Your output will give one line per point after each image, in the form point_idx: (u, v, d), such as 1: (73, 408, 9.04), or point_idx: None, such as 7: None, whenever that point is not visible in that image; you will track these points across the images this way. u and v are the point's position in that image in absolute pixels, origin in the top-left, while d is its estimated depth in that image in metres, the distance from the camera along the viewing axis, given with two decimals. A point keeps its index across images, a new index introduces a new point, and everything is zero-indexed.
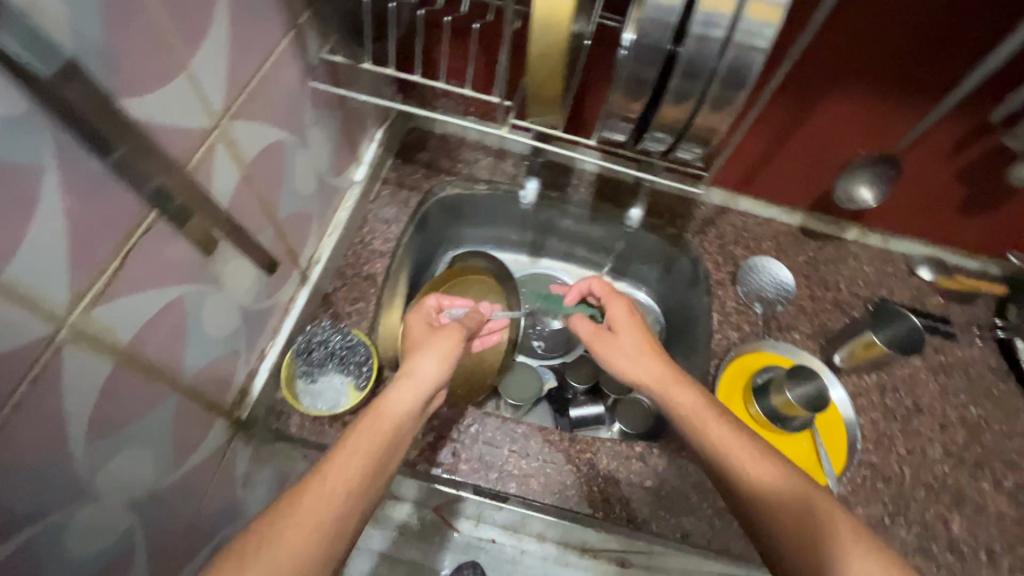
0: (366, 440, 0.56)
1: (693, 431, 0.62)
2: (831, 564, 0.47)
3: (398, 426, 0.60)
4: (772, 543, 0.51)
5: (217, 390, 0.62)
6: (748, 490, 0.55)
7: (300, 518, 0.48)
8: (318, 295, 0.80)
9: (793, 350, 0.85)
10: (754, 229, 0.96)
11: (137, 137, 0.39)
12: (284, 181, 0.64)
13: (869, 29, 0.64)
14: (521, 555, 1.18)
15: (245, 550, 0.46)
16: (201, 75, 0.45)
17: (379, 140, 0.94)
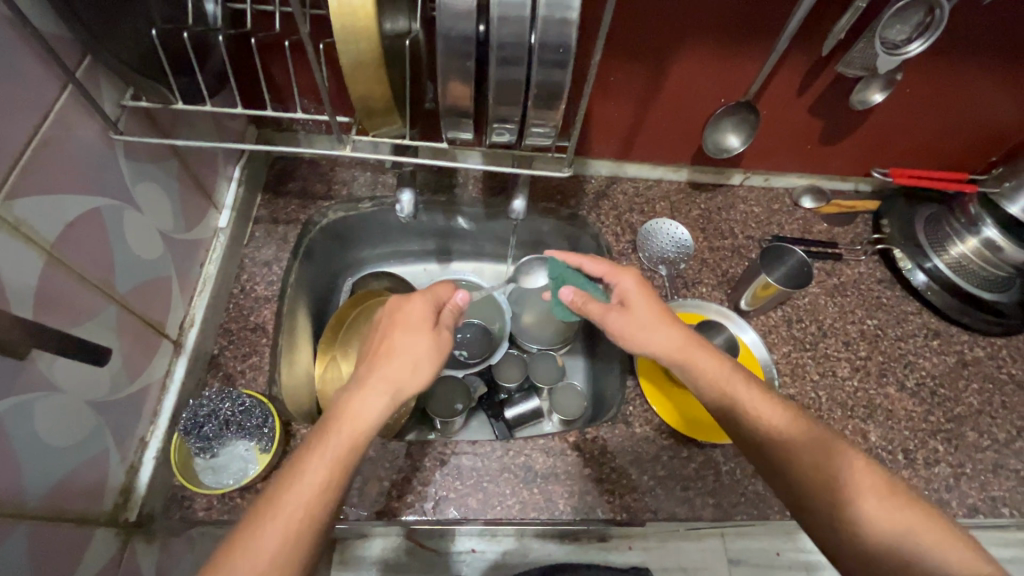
0: (319, 466, 0.51)
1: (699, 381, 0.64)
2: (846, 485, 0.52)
3: (359, 442, 0.53)
4: (788, 476, 0.55)
5: (85, 499, 0.55)
6: (767, 432, 0.57)
7: (284, 512, 0.48)
8: (203, 359, 0.73)
9: (700, 304, 0.85)
10: (645, 192, 0.97)
11: None
12: (116, 251, 0.56)
13: None
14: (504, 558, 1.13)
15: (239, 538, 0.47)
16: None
17: (239, 178, 0.86)
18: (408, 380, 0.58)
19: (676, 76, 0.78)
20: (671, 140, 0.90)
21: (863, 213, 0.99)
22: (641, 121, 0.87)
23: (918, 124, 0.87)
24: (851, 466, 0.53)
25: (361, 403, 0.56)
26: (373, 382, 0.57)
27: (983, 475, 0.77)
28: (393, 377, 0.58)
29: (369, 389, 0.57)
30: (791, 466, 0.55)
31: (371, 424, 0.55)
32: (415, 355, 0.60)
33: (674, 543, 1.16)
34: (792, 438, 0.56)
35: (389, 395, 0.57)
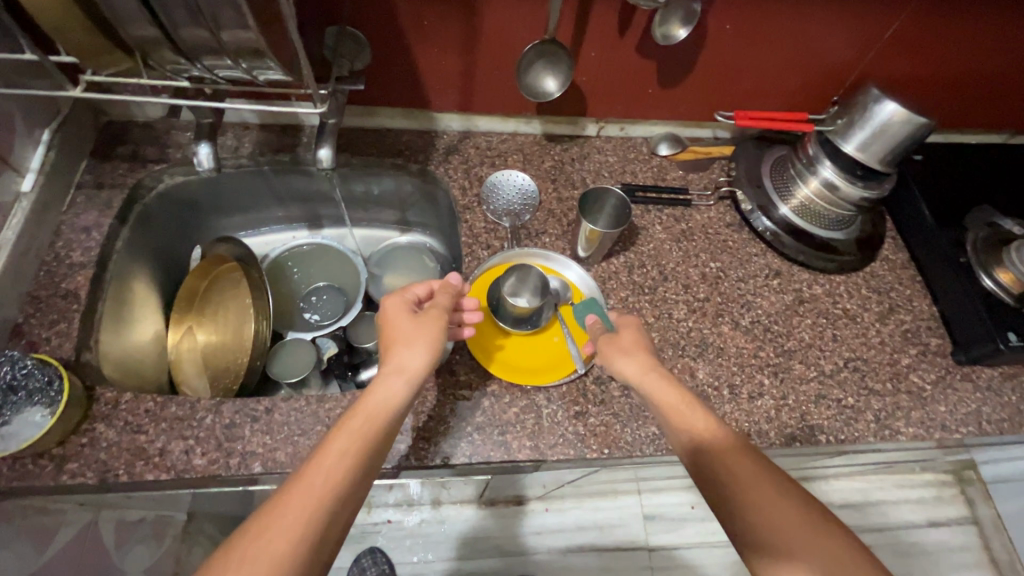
0: (340, 443, 0.54)
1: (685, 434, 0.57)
2: None
3: (382, 424, 0.57)
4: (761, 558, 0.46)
5: None
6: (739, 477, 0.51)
7: (297, 503, 0.48)
8: (3, 328, 0.71)
9: (515, 253, 0.85)
10: (497, 146, 0.96)
11: None
12: None
13: None
14: (420, 527, 1.23)
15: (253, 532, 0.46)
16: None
17: (49, 141, 0.80)
18: (415, 357, 0.64)
19: (492, 16, 0.76)
20: (510, 90, 0.88)
21: (718, 158, 0.99)
22: (473, 68, 0.84)
23: (755, 64, 0.87)
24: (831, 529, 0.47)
25: (389, 389, 0.61)
26: (391, 374, 0.62)
27: (805, 405, 0.78)
28: (405, 361, 0.63)
29: (385, 378, 0.61)
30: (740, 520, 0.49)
31: (396, 406, 0.60)
32: (421, 338, 0.65)
33: (592, 501, 1.29)
34: (756, 493, 0.49)
35: (404, 380, 0.62)
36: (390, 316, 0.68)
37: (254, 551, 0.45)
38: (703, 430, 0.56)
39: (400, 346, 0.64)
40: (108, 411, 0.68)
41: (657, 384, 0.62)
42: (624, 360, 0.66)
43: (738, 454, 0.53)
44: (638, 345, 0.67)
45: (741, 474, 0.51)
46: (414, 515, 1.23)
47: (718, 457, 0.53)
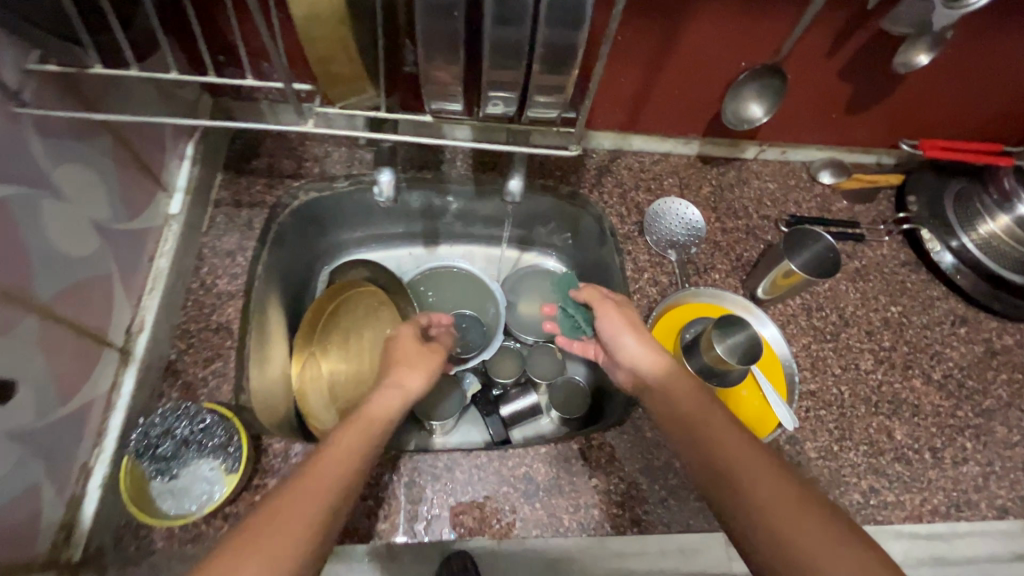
0: (355, 438, 0.50)
1: (679, 422, 0.55)
2: None
3: (376, 432, 0.52)
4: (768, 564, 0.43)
5: (10, 543, 0.46)
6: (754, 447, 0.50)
7: (311, 485, 0.44)
8: (157, 366, 0.64)
9: (717, 294, 0.78)
10: (651, 167, 0.88)
11: None
12: (32, 250, 0.47)
13: None
14: None
15: (272, 510, 0.42)
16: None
17: (191, 156, 0.74)
18: (416, 381, 0.61)
19: (696, 34, 0.68)
20: (682, 110, 0.80)
21: (887, 189, 0.91)
22: (650, 88, 0.77)
23: (957, 91, 0.78)
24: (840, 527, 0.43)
25: (385, 405, 0.56)
26: (386, 391, 0.58)
27: (1013, 473, 0.72)
28: (405, 377, 0.61)
29: (383, 394, 0.57)
30: (740, 491, 0.47)
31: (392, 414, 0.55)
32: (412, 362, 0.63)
33: None
34: (750, 467, 0.48)
35: (399, 398, 0.58)
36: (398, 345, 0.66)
37: (290, 521, 0.41)
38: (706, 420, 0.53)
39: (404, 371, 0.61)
40: (280, 465, 0.62)
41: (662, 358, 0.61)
42: (632, 338, 0.65)
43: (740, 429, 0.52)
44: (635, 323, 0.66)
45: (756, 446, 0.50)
46: None
47: (707, 426, 0.53)
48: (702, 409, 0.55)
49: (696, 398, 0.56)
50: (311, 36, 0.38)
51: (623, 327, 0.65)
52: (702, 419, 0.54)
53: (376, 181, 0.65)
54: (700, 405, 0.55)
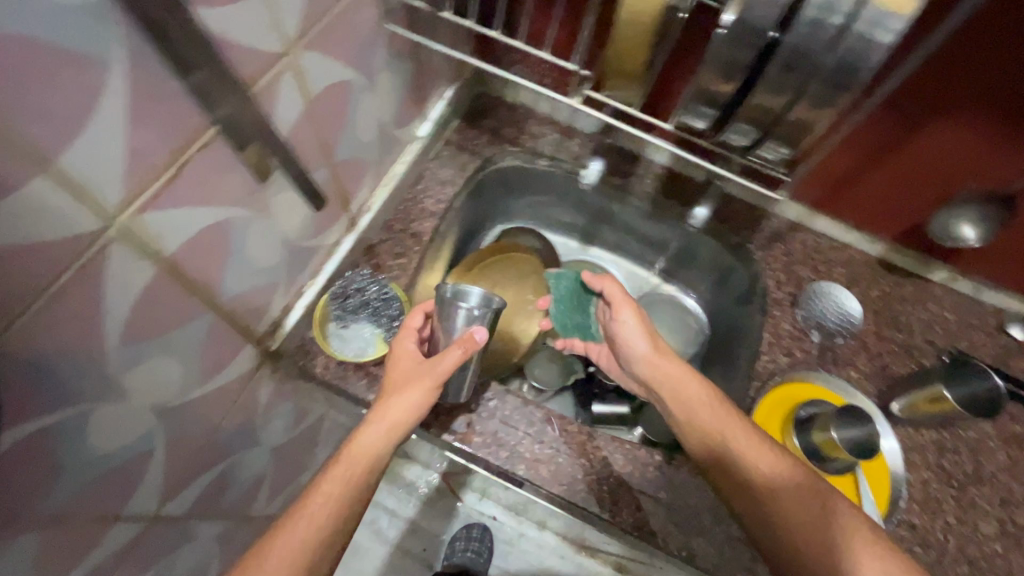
0: (334, 486, 0.56)
1: (675, 391, 0.71)
2: None
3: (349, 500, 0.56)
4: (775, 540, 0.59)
5: (251, 318, 0.62)
6: (824, 518, 0.58)
7: (278, 554, 0.51)
8: (363, 244, 0.80)
9: (846, 389, 0.79)
10: (826, 251, 0.89)
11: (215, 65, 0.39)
12: (346, 123, 0.63)
13: (990, 61, 0.58)
14: (519, 537, 1.22)
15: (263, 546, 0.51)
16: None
17: (447, 99, 0.90)
18: (373, 442, 0.59)
19: (926, 145, 0.71)
20: (884, 206, 0.82)
21: None
22: (857, 177, 0.80)
23: None
24: (798, 475, 0.61)
25: (329, 489, 0.56)
26: (336, 472, 0.57)
27: None
28: (371, 444, 0.59)
29: (334, 475, 0.56)
30: (765, 488, 0.61)
31: (352, 489, 0.56)
32: (382, 416, 0.60)
33: None
34: (796, 509, 0.59)
35: (384, 429, 0.60)
36: (395, 368, 0.65)
37: None
38: (699, 399, 0.69)
39: (357, 433, 0.59)
40: None
41: (733, 422, 0.66)
42: (639, 337, 0.76)
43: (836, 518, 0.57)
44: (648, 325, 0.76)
45: (838, 519, 0.57)
46: (517, 523, 1.21)
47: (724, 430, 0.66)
48: (775, 468, 0.62)
49: (789, 475, 0.61)
50: (621, 34, 0.47)
51: (638, 334, 0.75)
52: (763, 469, 0.62)
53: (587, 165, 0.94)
54: (698, 390, 0.70)
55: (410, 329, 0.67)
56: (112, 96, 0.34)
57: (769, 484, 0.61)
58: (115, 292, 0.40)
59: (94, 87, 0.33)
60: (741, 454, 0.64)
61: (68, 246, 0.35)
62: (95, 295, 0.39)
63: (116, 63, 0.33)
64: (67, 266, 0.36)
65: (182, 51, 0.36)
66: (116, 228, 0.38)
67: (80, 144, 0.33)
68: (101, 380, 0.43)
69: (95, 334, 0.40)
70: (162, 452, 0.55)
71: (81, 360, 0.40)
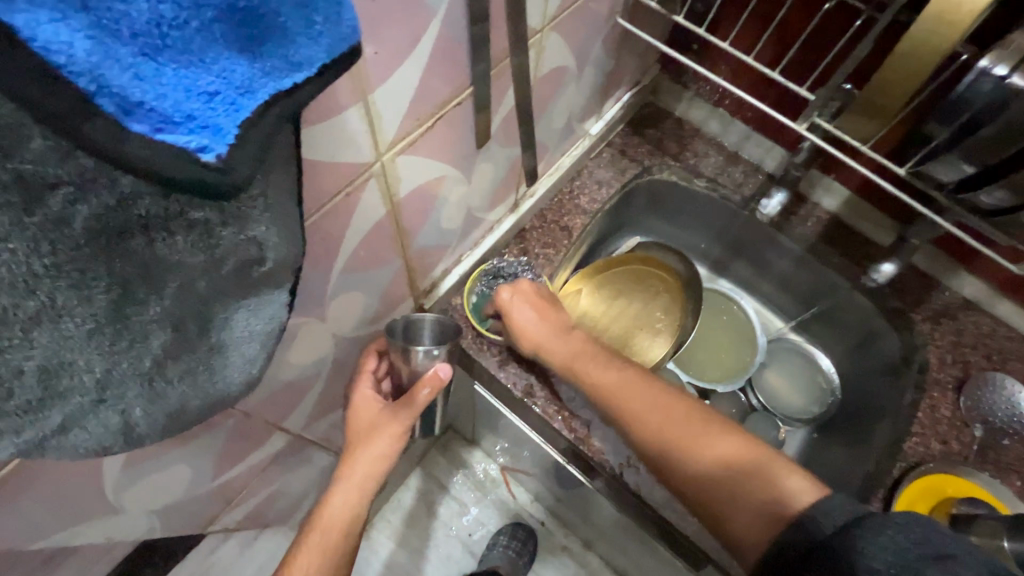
0: (312, 558, 0.51)
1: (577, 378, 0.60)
2: (758, 511, 0.45)
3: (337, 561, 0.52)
4: (707, 506, 0.49)
5: (421, 273, 0.65)
6: (751, 466, 0.47)
7: None
8: (516, 227, 0.82)
9: (1011, 497, 0.69)
10: (1003, 340, 0.80)
11: None
12: (549, 107, 0.64)
13: None
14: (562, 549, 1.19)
15: None
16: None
17: (623, 102, 0.90)
18: (342, 506, 0.55)
19: None
20: None
21: None
22: None
23: None
24: (677, 403, 0.53)
25: (306, 561, 0.51)
26: (306, 546, 0.52)
27: None
28: (334, 513, 0.54)
29: (308, 550, 0.52)
30: (656, 432, 0.52)
31: (330, 562, 0.52)
32: (346, 478, 0.56)
33: None
34: (686, 443, 0.50)
35: (354, 491, 0.55)
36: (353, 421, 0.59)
37: None
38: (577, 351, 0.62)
39: (329, 498, 0.55)
40: None
41: (628, 374, 0.57)
42: (603, 367, 0.59)
43: (715, 432, 0.50)
44: (556, 313, 0.65)
45: (764, 469, 0.47)
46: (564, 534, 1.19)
47: (609, 387, 0.57)
48: (654, 403, 0.54)
49: (654, 392, 0.54)
50: (893, 66, 0.44)
51: (531, 316, 0.65)
52: (617, 391, 0.56)
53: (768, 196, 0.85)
54: (605, 372, 0.58)
55: (364, 375, 0.59)
56: (427, 43, 0.37)
57: (642, 415, 0.53)
58: (358, 222, 0.44)
59: (420, 34, 0.36)
60: (607, 389, 0.57)
61: (350, 171, 0.38)
62: (346, 220, 0.42)
63: (440, 14, 0.36)
64: (344, 188, 0.39)
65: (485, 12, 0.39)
66: (381, 164, 0.41)
67: (392, 83, 0.36)
68: (318, 298, 0.46)
69: (331, 255, 0.43)
70: (324, 377, 0.59)
71: (314, 276, 0.43)
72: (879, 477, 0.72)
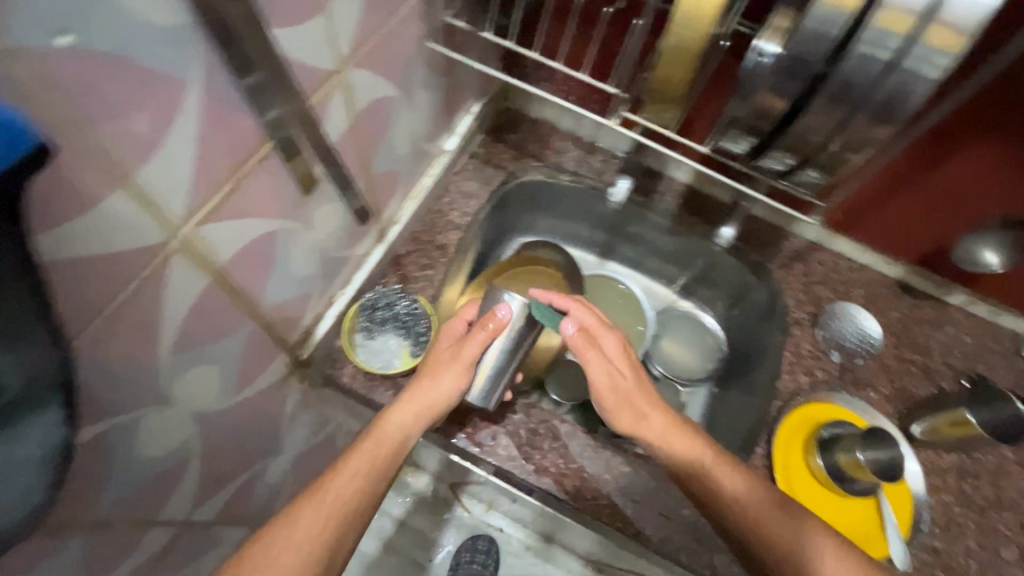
0: (361, 466, 0.56)
1: (657, 444, 0.65)
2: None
3: (353, 502, 0.54)
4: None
5: (286, 327, 0.63)
6: (767, 520, 0.58)
7: None
8: (390, 255, 0.81)
9: (868, 409, 0.79)
10: (845, 272, 0.90)
11: (278, 82, 0.40)
12: (385, 136, 0.64)
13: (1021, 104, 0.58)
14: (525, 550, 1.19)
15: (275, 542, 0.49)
16: (330, 10, 0.43)
17: (475, 113, 0.92)
18: (402, 428, 0.61)
19: (954, 177, 0.70)
20: (903, 233, 0.82)
21: None
22: (882, 202, 0.80)
23: None
24: (753, 484, 0.60)
25: (355, 465, 0.56)
26: (364, 450, 0.58)
27: None
28: (389, 431, 0.60)
29: (360, 454, 0.57)
30: (727, 502, 0.60)
31: (372, 478, 0.56)
32: (416, 398, 0.62)
33: None
34: (751, 511, 0.58)
35: (415, 414, 0.61)
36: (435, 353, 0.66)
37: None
38: (647, 413, 0.65)
39: (388, 416, 0.61)
40: None
41: (702, 447, 0.63)
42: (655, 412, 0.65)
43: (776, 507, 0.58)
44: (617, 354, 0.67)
45: (775, 526, 0.57)
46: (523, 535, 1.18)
47: (679, 453, 0.63)
48: (725, 473, 0.61)
49: (709, 459, 0.62)
50: (667, 63, 0.48)
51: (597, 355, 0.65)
52: (707, 468, 0.62)
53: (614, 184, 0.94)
54: (674, 432, 0.64)
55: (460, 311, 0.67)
56: (185, 113, 0.35)
57: (713, 480, 0.61)
58: (172, 303, 0.41)
59: (171, 106, 0.34)
60: (697, 469, 0.62)
61: (136, 257, 0.36)
62: (153, 305, 0.39)
63: (191, 82, 0.35)
64: (136, 275, 0.37)
65: (248, 70, 0.37)
66: (179, 240, 0.39)
67: (153, 161, 0.34)
68: (151, 389, 0.43)
69: (149, 343, 0.41)
70: (197, 460, 0.55)
71: (134, 369, 0.40)
72: (762, 418, 0.79)
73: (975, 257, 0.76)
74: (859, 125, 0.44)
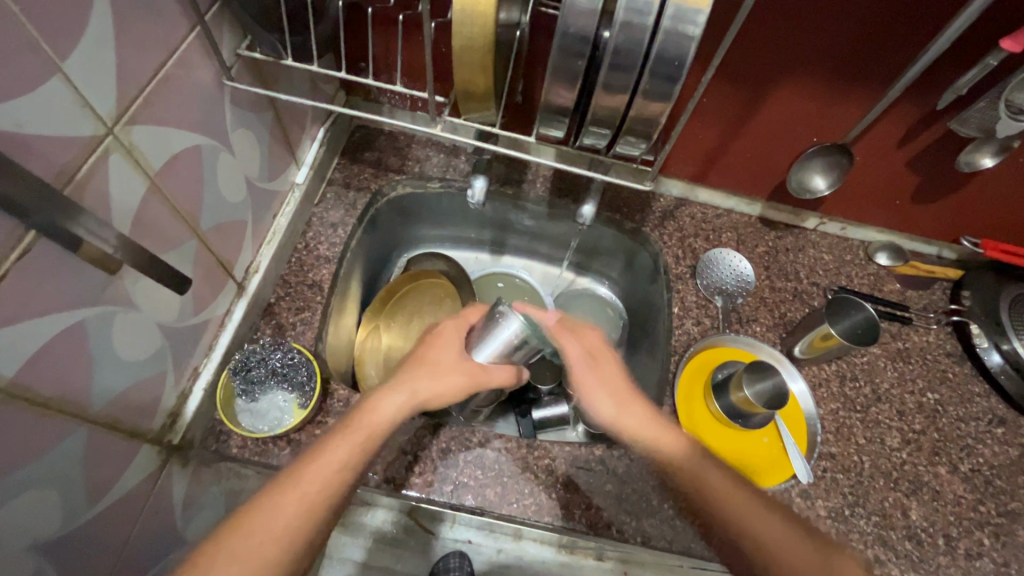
0: (342, 451, 0.53)
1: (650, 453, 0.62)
2: None
3: (328, 493, 0.50)
4: None
5: (141, 415, 0.57)
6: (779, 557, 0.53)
7: None
8: (259, 306, 0.76)
9: (754, 343, 0.84)
10: (713, 220, 0.94)
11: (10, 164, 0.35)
12: (204, 188, 0.59)
13: (804, 30, 0.65)
14: None
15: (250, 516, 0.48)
16: (68, 70, 0.39)
17: (321, 139, 0.88)
18: (389, 406, 0.57)
19: (773, 109, 0.76)
20: (750, 173, 0.89)
21: (943, 281, 0.93)
22: (724, 148, 0.85)
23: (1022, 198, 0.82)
24: (777, 523, 0.55)
25: (336, 450, 0.53)
26: (343, 435, 0.54)
27: None
28: (379, 411, 0.56)
29: (341, 438, 0.54)
30: (740, 525, 0.55)
31: (356, 465, 0.53)
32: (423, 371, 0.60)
33: None
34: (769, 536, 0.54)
35: (407, 395, 0.58)
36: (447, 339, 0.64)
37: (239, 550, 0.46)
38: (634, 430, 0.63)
39: (377, 398, 0.57)
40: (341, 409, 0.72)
41: (710, 464, 0.59)
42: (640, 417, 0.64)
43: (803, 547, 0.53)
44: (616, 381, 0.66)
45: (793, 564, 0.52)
46: None
47: (689, 469, 0.59)
48: (743, 506, 0.56)
49: (730, 482, 0.58)
50: (462, 63, 0.48)
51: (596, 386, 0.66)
52: (725, 490, 0.57)
53: (471, 185, 0.86)
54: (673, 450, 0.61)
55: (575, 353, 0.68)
56: None
57: (730, 504, 0.56)
58: None
59: None
60: (714, 486, 0.58)
61: None
62: None
63: None
64: None
65: None
66: None
67: None
68: None
69: None
70: None
71: None
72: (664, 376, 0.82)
73: (809, 185, 0.83)
74: (647, 90, 0.45)
